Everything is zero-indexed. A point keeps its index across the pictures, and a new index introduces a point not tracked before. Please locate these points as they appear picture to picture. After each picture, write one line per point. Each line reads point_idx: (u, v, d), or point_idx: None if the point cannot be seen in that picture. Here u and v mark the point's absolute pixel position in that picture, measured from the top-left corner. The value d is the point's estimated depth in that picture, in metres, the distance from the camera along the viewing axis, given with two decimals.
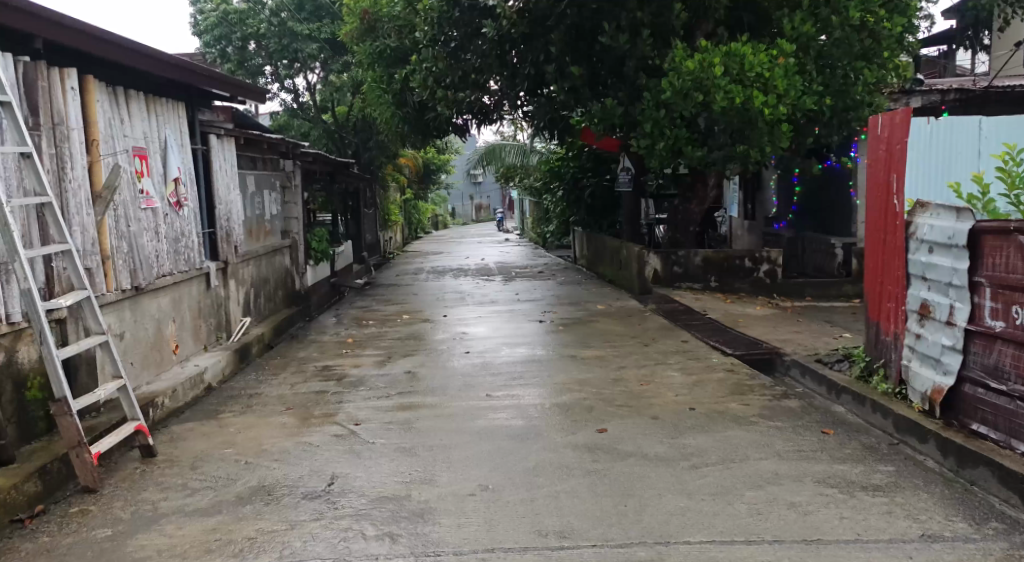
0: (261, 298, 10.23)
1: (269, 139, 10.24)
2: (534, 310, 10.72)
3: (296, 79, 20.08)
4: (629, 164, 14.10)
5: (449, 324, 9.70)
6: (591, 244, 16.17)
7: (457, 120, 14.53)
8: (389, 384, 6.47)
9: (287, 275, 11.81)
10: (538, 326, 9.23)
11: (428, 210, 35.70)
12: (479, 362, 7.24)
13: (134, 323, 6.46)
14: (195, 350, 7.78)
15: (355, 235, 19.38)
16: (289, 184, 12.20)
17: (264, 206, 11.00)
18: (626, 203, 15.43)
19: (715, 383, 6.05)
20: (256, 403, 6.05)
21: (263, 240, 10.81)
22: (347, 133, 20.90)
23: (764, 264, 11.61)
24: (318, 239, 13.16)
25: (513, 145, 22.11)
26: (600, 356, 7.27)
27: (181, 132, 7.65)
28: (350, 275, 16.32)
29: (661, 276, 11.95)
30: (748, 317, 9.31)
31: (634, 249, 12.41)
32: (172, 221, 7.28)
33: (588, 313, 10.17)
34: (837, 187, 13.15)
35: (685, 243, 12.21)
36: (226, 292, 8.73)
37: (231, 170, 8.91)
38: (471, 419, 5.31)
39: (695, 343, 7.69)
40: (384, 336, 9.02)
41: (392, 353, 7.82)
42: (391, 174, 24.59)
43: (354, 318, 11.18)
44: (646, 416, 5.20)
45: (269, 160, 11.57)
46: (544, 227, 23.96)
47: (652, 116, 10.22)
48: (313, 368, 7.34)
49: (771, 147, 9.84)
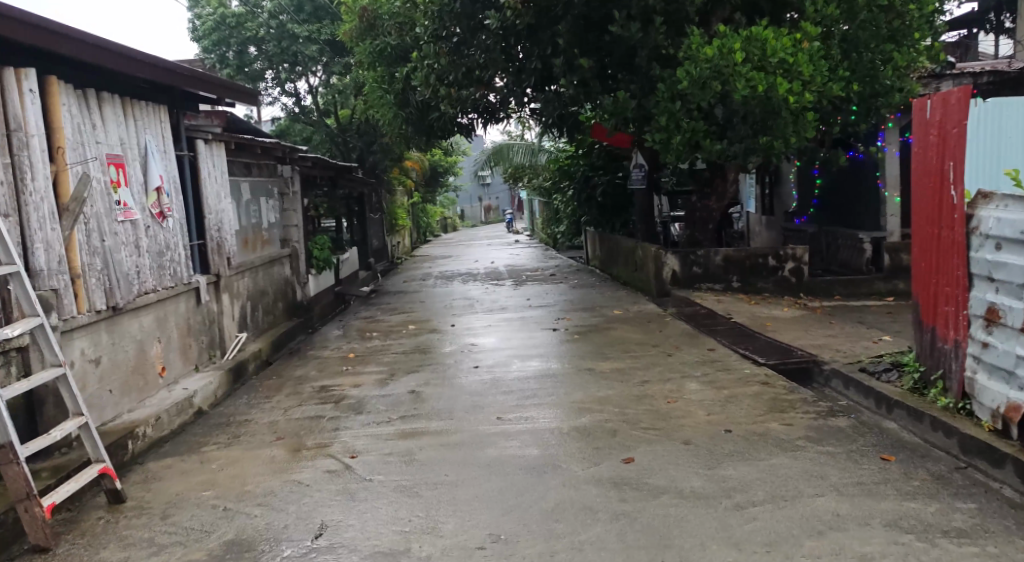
0: (258, 312, 9.70)
1: (263, 143, 9.69)
2: (547, 317, 10.15)
3: (297, 83, 19.60)
4: (641, 160, 13.57)
5: (457, 334, 9.15)
6: (605, 244, 15.58)
7: (462, 119, 14.01)
8: (391, 406, 5.92)
9: (288, 286, 11.28)
10: (551, 335, 8.64)
11: (436, 213, 35.26)
12: (489, 378, 6.66)
13: (112, 346, 5.94)
14: (184, 371, 7.26)
15: (361, 241, 18.85)
16: (288, 191, 11.72)
17: (260, 214, 10.52)
18: (639, 202, 14.86)
19: (749, 399, 5.45)
20: (245, 432, 5.51)
21: (260, 250, 10.29)
22: (351, 137, 20.40)
23: (789, 262, 11.01)
24: (320, 247, 12.63)
25: (521, 144, 21.67)
26: (620, 368, 6.69)
27: (165, 138, 7.13)
28: (356, 282, 15.80)
29: (680, 277, 11.35)
30: (777, 320, 8.72)
31: (650, 250, 11.81)
32: (155, 234, 6.77)
33: (605, 319, 9.57)
34: (862, 179, 12.59)
35: (703, 243, 11.62)
36: (219, 307, 8.21)
37: (222, 177, 8.38)
38: (480, 448, 4.74)
39: (723, 351, 7.09)
40: (388, 350, 8.47)
41: (396, 369, 7.29)
42: (397, 177, 24.08)
43: (358, 330, 10.66)
44: (676, 441, 4.62)
45: (266, 165, 11.07)
46: (554, 228, 23.42)
47: (667, 109, 9.67)
48: (312, 388, 6.80)
49: (795, 137, 9.26)
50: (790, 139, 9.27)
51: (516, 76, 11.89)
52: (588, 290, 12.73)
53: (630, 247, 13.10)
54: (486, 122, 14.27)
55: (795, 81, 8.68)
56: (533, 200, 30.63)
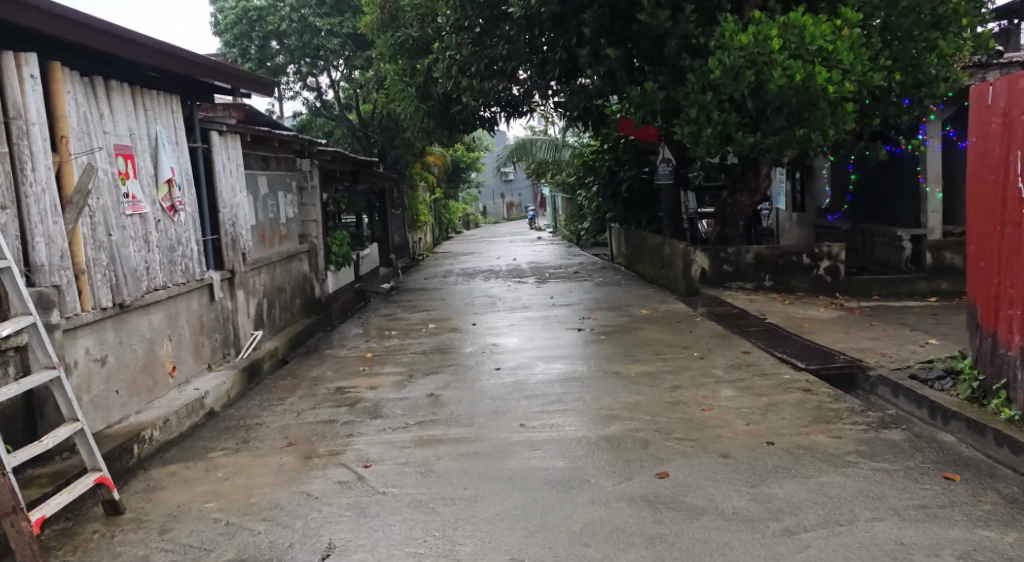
0: (275, 310, 9.47)
1: (280, 135, 9.44)
2: (570, 316, 9.80)
3: (319, 77, 19.38)
4: (669, 155, 13.23)
5: (478, 334, 8.83)
6: (630, 241, 15.22)
7: (484, 113, 13.72)
8: (408, 411, 5.62)
9: (306, 282, 11.04)
10: (576, 335, 8.30)
11: (459, 209, 34.99)
12: (512, 381, 6.34)
13: (120, 345, 5.70)
14: (196, 370, 7.02)
15: (382, 238, 18.61)
16: (306, 185, 11.47)
17: (278, 209, 10.28)
18: (666, 197, 14.47)
19: (791, 408, 5.08)
20: (255, 436, 5.24)
21: (278, 246, 10.06)
22: (372, 131, 20.14)
23: (824, 260, 10.60)
24: (339, 243, 12.36)
25: (544, 139, 21.37)
26: (650, 372, 6.34)
27: (177, 129, 6.87)
28: (376, 279, 15.56)
29: (710, 275, 10.97)
30: (813, 322, 8.32)
31: (678, 247, 11.46)
32: (167, 228, 6.51)
33: (632, 318, 9.21)
34: (901, 172, 12.15)
35: (733, 239, 11.24)
36: (233, 304, 7.97)
37: (238, 170, 8.12)
38: (501, 459, 4.43)
39: (759, 354, 6.71)
40: (408, 349, 8.18)
41: (415, 371, 6.99)
42: (419, 172, 23.81)
43: (377, 328, 10.39)
44: (714, 453, 4.27)
45: (283, 159, 10.82)
46: (578, 225, 23.06)
47: (698, 101, 9.31)
48: (327, 389, 6.53)
49: (833, 129, 8.85)
50: (828, 131, 8.85)
51: (540, 68, 11.56)
52: (614, 288, 12.37)
53: (657, 244, 12.73)
54: (510, 116, 13.94)
55: (835, 70, 8.26)
56: (556, 196, 30.29)
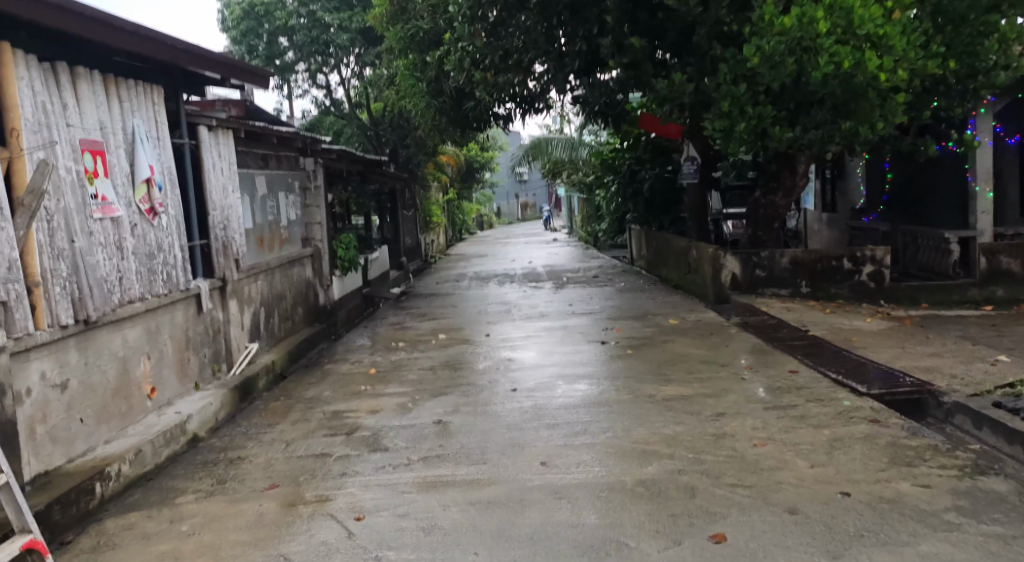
0: (274, 320, 8.82)
1: (279, 132, 8.72)
2: (592, 326, 9.05)
3: (329, 75, 18.74)
4: (693, 153, 12.65)
5: (492, 347, 8.10)
6: (652, 243, 14.47)
7: (499, 110, 13.10)
8: (412, 443, 4.91)
9: (309, 288, 10.37)
10: (600, 349, 7.55)
11: (473, 210, 34.33)
12: (530, 406, 5.60)
13: (86, 367, 5.03)
14: (182, 390, 6.35)
15: (393, 240, 17.96)
16: (309, 186, 10.78)
17: (278, 210, 9.60)
18: (691, 197, 13.70)
19: (860, 444, 4.33)
20: (236, 472, 4.56)
21: (278, 250, 9.39)
22: (383, 130, 19.47)
23: (867, 264, 9.82)
24: (345, 247, 11.62)
25: (561, 137, 20.55)
26: (687, 395, 5.59)
27: (159, 122, 6.18)
28: (385, 283, 14.88)
29: (741, 281, 10.22)
30: (862, 334, 7.55)
31: (706, 250, 10.76)
32: (147, 233, 5.83)
33: (661, 329, 8.46)
34: (948, 171, 11.33)
35: (766, 242, 10.48)
36: (225, 315, 7.28)
37: (231, 168, 7.43)
38: (520, 512, 3.72)
39: (810, 375, 5.94)
40: (416, 365, 7.47)
41: (422, 391, 6.28)
42: (431, 173, 23.13)
43: (385, 338, 9.70)
44: (777, 508, 3.55)
45: (285, 158, 10.12)
46: (595, 226, 22.33)
47: (730, 94, 8.58)
48: (325, 412, 5.83)
49: (882, 123, 8.11)
50: (877, 126, 8.12)
51: (559, 62, 10.82)
52: (637, 294, 11.62)
53: (683, 247, 11.98)
54: (526, 112, 13.22)
55: (886, 56, 7.48)
56: (571, 196, 29.62)
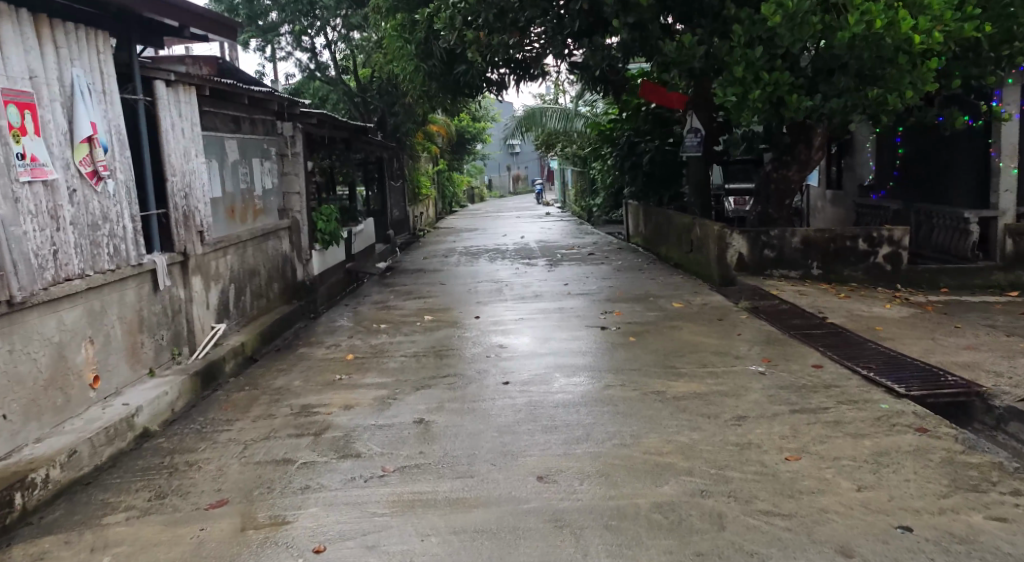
0: (245, 298, 8.12)
1: (251, 92, 7.93)
2: (589, 309, 8.39)
3: (314, 38, 17.78)
4: (697, 124, 12.04)
5: (482, 331, 7.44)
6: (651, 219, 13.80)
7: (492, 75, 12.68)
8: (388, 448, 4.26)
9: (285, 263, 9.65)
10: (598, 335, 6.90)
11: (462, 181, 33.54)
12: (524, 404, 4.95)
13: (11, 355, 4.35)
14: (134, 377, 5.67)
15: (379, 212, 17.21)
16: (287, 152, 10.00)
17: (251, 178, 8.85)
18: (693, 171, 13.02)
19: (911, 460, 3.71)
20: (180, 483, 3.90)
21: (251, 222, 8.68)
22: (371, 96, 18.64)
23: (883, 246, 9.20)
24: (326, 218, 10.85)
25: (556, 107, 19.68)
26: (700, 394, 4.96)
27: (106, 75, 5.42)
28: (369, 258, 14.19)
29: (748, 262, 9.57)
30: (885, 323, 6.94)
31: (712, 228, 10.06)
32: (88, 201, 5.11)
33: (665, 314, 7.80)
34: (965, 146, 10.74)
35: (776, 220, 9.81)
36: (187, 294, 6.57)
37: (194, 130, 6.64)
38: (513, 547, 3.08)
39: (836, 370, 5.32)
40: (397, 351, 6.81)
41: (403, 383, 5.62)
42: (420, 143, 22.34)
43: (367, 318, 9.02)
44: (825, 547, 2.93)
45: (260, 121, 9.34)
46: (589, 200, 21.63)
47: (745, 57, 8.07)
48: (292, 406, 5.16)
49: (911, 91, 7.44)
50: (905, 93, 7.44)
51: (557, 25, 10.38)
52: (636, 273, 10.98)
53: (685, 224, 11.32)
54: (520, 79, 12.87)
55: (922, 16, 6.94)
56: (565, 169, 28.90)
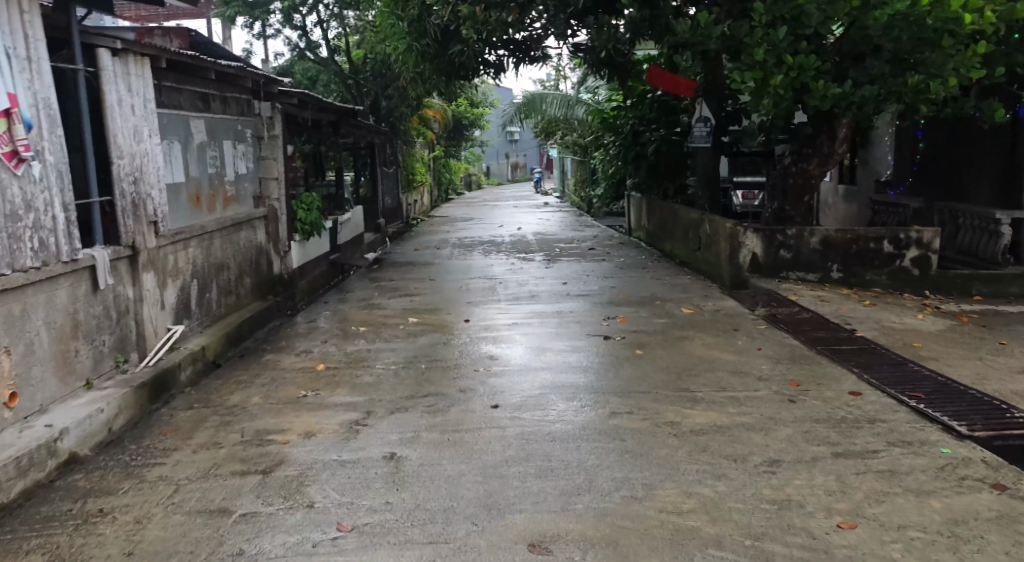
0: (210, 295, 7.36)
1: (222, 66, 7.15)
2: (590, 313, 7.63)
3: (306, 16, 16.82)
4: (707, 113, 11.56)
5: (472, 338, 6.67)
6: (656, 212, 13.06)
7: (490, 56, 11.92)
8: (349, 496, 3.51)
9: (259, 255, 8.89)
10: (601, 347, 6.14)
11: (459, 168, 32.74)
12: (515, 437, 4.19)
13: None
14: (66, 391, 4.92)
15: (370, 200, 16.43)
16: (264, 134, 9.21)
17: (221, 162, 8.08)
18: (701, 162, 12.36)
19: (995, 534, 2.98)
20: (86, 542, 3.16)
21: (220, 210, 7.92)
22: (364, 78, 17.83)
23: (911, 249, 8.45)
24: (307, 207, 10.06)
25: (556, 94, 18.75)
26: (720, 428, 4.22)
27: (34, 38, 4.63)
28: (356, 249, 13.44)
29: (761, 262, 8.87)
30: (923, 338, 6.20)
31: (722, 226, 9.30)
32: (4, 186, 4.34)
33: (674, 321, 7.06)
34: (1001, 142, 9.94)
35: (793, 218, 9.02)
36: (138, 293, 5.81)
37: (148, 106, 5.84)
38: None
39: (879, 399, 4.58)
40: (376, 360, 6.06)
41: (377, 404, 4.86)
42: (415, 128, 21.50)
43: (346, 318, 8.26)
44: None
45: (235, 100, 8.56)
46: (589, 191, 20.87)
47: (767, 39, 7.43)
48: (244, 431, 4.41)
49: (955, 78, 6.71)
50: (948, 80, 6.71)
51: None
52: (640, 272, 10.23)
53: (693, 220, 10.58)
54: (519, 62, 12.16)
55: None
56: (564, 158, 28.13)
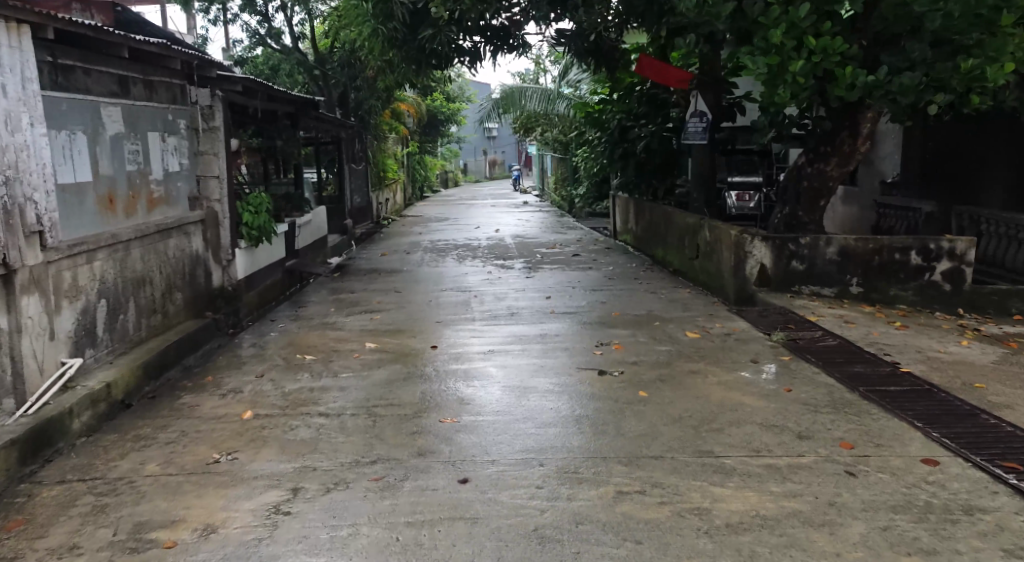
0: (124, 317, 6.16)
1: (139, 41, 5.96)
2: (579, 337, 6.53)
3: (269, 0, 15.59)
4: (702, 107, 10.53)
5: (442, 373, 5.54)
6: (645, 215, 12.00)
7: (465, 42, 10.77)
8: None
9: (196, 266, 7.69)
10: (598, 387, 5.03)
11: (434, 166, 31.51)
12: (491, 538, 3.09)
13: None
14: None
15: (336, 199, 15.25)
16: (201, 125, 7.99)
17: (144, 158, 6.89)
18: (695, 160, 11.30)
19: None
20: None
21: (142, 214, 6.74)
22: (332, 69, 16.56)
23: (941, 261, 7.42)
24: (255, 209, 8.79)
25: (535, 88, 17.66)
26: (766, 523, 3.12)
27: None
28: (317, 254, 12.23)
29: (770, 275, 7.81)
30: (982, 374, 5.15)
31: (724, 233, 8.23)
32: None
33: (678, 350, 5.98)
34: None
35: (807, 224, 7.96)
36: (19, 321, 4.63)
37: (24, 87, 4.64)
38: None
39: (965, 474, 3.50)
40: (320, 406, 4.90)
41: (309, 476, 3.72)
42: (387, 122, 20.30)
43: (294, 339, 7.09)
44: None
45: (163, 84, 7.34)
46: (571, 190, 19.79)
47: (785, 18, 6.40)
48: (118, 525, 3.26)
49: (1012, 63, 5.82)
50: (1006, 66, 5.82)
51: None
52: (631, 284, 9.15)
53: (689, 225, 9.49)
54: (497, 51, 11.03)
55: None
56: (544, 155, 27.02)
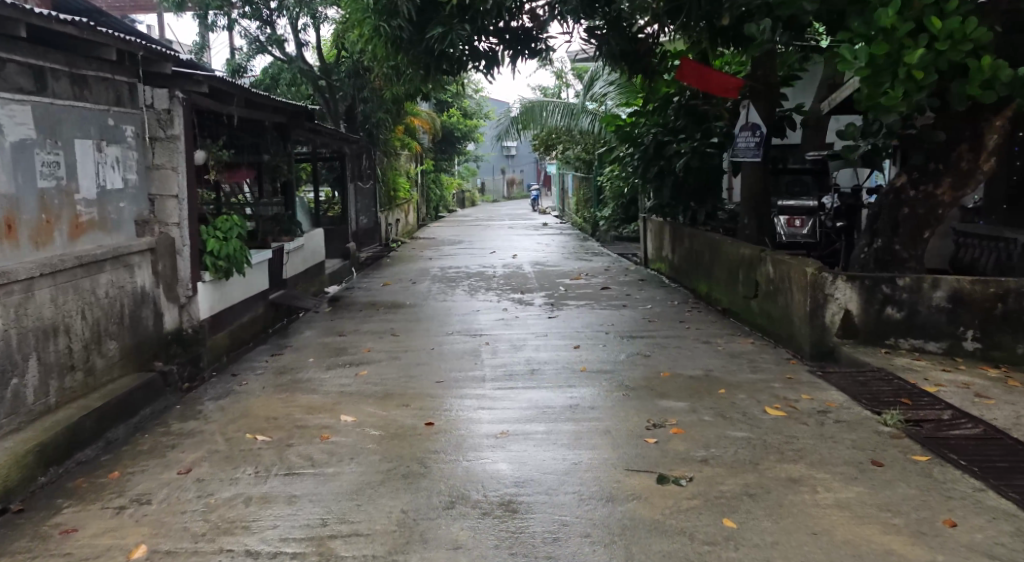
0: (20, 381, 4.66)
1: (42, 15, 4.48)
2: (621, 412, 4.92)
3: (272, 7, 14.19)
4: (754, 120, 8.97)
5: (439, 475, 3.94)
6: (685, 242, 10.41)
7: (481, 46, 9.25)
8: None
9: (142, 307, 6.21)
10: (660, 513, 3.42)
11: (451, 185, 30.08)
12: None
13: None
14: None
15: (339, 221, 13.75)
16: (153, 135, 6.50)
17: (67, 171, 5.41)
18: (746, 179, 9.71)
19: None
20: None
21: (58, 243, 5.25)
22: (338, 79, 15.15)
23: None
24: (223, 236, 7.23)
25: (558, 102, 16.14)
26: None
27: None
28: (309, 284, 10.71)
29: (857, 325, 6.18)
30: None
31: (795, 270, 6.62)
32: None
33: (760, 438, 4.36)
34: None
35: (904, 261, 6.33)
36: None
37: None
38: None
39: None
40: (252, 535, 3.34)
41: None
42: (399, 139, 18.88)
43: (255, 403, 5.54)
44: None
45: (101, 82, 5.86)
46: (595, 211, 18.21)
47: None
48: None
49: None
50: None
51: None
52: (677, 329, 7.52)
53: (745, 257, 7.86)
54: (517, 57, 9.47)
55: None
56: (565, 173, 25.54)
